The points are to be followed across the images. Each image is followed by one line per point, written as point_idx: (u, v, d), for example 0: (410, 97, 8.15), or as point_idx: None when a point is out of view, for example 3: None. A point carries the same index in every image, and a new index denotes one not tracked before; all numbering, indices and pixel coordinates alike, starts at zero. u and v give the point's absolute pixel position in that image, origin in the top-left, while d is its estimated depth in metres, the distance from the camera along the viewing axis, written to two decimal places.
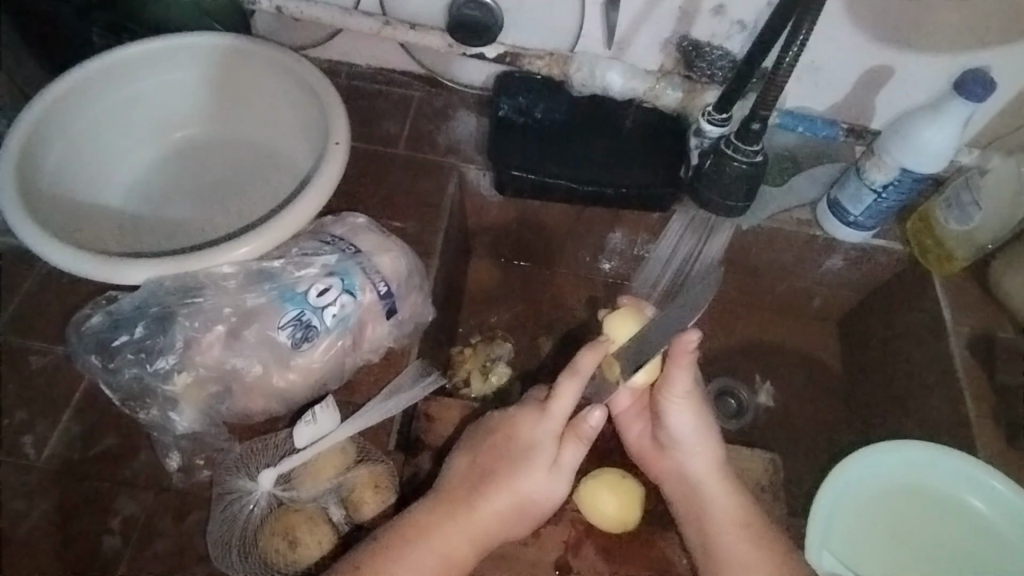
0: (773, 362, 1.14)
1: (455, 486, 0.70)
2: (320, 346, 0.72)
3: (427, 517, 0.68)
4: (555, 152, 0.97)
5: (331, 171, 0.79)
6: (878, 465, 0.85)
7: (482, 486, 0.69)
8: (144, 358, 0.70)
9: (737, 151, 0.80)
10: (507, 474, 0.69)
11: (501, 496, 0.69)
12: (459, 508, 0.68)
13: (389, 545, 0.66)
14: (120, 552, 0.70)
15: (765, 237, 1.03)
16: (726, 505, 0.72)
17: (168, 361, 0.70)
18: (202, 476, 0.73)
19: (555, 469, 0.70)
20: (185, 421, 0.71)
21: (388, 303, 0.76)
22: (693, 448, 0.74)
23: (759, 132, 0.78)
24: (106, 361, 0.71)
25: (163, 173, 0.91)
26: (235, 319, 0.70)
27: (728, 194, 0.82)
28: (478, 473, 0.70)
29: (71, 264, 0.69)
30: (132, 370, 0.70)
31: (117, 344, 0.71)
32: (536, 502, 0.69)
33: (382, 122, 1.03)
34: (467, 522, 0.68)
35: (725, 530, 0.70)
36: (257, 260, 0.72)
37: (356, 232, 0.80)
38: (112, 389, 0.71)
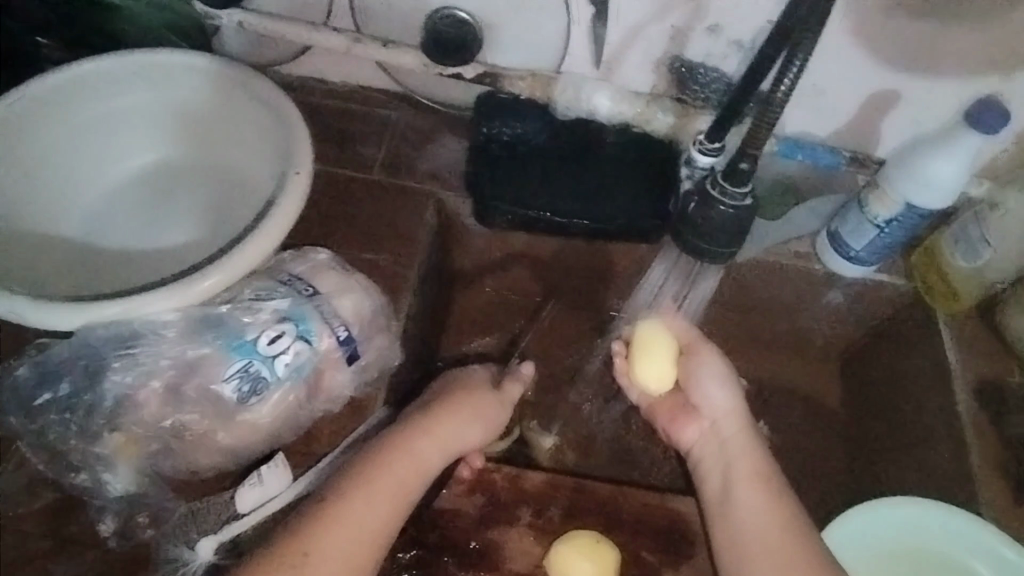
0: (772, 396, 1.08)
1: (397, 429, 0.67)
2: (271, 400, 0.66)
3: (376, 458, 0.63)
4: (538, 178, 0.91)
5: (291, 203, 0.73)
6: (871, 523, 0.78)
7: (422, 428, 0.67)
8: (74, 419, 0.65)
9: (724, 194, 0.73)
10: (445, 415, 0.69)
11: (442, 439, 0.67)
12: (401, 449, 0.65)
13: (342, 488, 0.61)
14: None
15: (762, 270, 0.98)
16: (749, 467, 0.69)
17: (96, 420, 0.65)
18: (144, 535, 0.67)
19: (481, 417, 0.71)
20: (120, 483, 0.65)
21: (348, 349, 0.71)
22: (717, 399, 0.74)
23: (749, 172, 0.72)
24: (29, 422, 0.66)
25: (119, 201, 0.86)
26: (175, 371, 0.65)
27: (715, 238, 0.76)
28: (420, 416, 0.68)
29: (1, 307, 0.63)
30: (60, 430, 0.65)
31: (40, 402, 0.66)
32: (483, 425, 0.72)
33: (357, 144, 0.97)
34: (413, 464, 0.64)
35: (743, 479, 0.68)
36: (201, 305, 0.66)
37: (316, 270, 0.74)
38: (42, 448, 0.66)
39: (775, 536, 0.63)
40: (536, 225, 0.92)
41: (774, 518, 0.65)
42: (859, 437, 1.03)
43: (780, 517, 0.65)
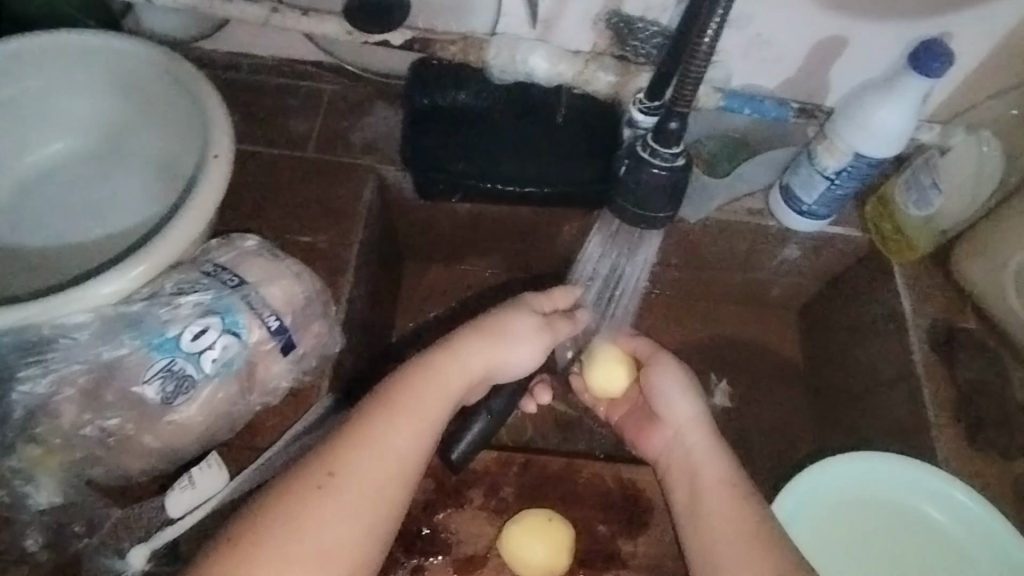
0: (729, 356, 1.06)
1: (440, 342, 0.63)
2: (199, 398, 0.63)
3: (418, 371, 0.60)
4: (478, 144, 0.87)
5: (211, 189, 0.69)
6: (825, 482, 0.78)
7: (465, 342, 0.62)
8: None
9: (654, 154, 0.70)
10: (488, 327, 0.64)
11: (488, 352, 0.63)
12: (442, 363, 0.61)
13: (384, 399, 0.58)
14: None
15: (718, 229, 0.95)
16: (715, 483, 0.64)
17: (9, 431, 0.61)
18: (76, 547, 0.63)
19: (522, 349, 0.65)
20: (44, 495, 0.63)
21: (282, 339, 0.68)
22: (683, 410, 0.69)
23: (677, 131, 0.69)
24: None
25: (34, 196, 0.81)
26: (91, 376, 0.62)
27: (646, 203, 0.72)
28: (445, 348, 0.62)
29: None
30: None
31: None
32: (508, 366, 0.65)
33: (288, 121, 0.92)
34: (452, 379, 0.60)
35: (711, 492, 0.63)
36: (116, 304, 0.63)
37: (243, 258, 0.70)
38: None
39: (746, 528, 0.60)
40: (479, 194, 0.89)
41: (747, 534, 0.59)
42: (822, 392, 1.02)
43: (750, 531, 0.59)
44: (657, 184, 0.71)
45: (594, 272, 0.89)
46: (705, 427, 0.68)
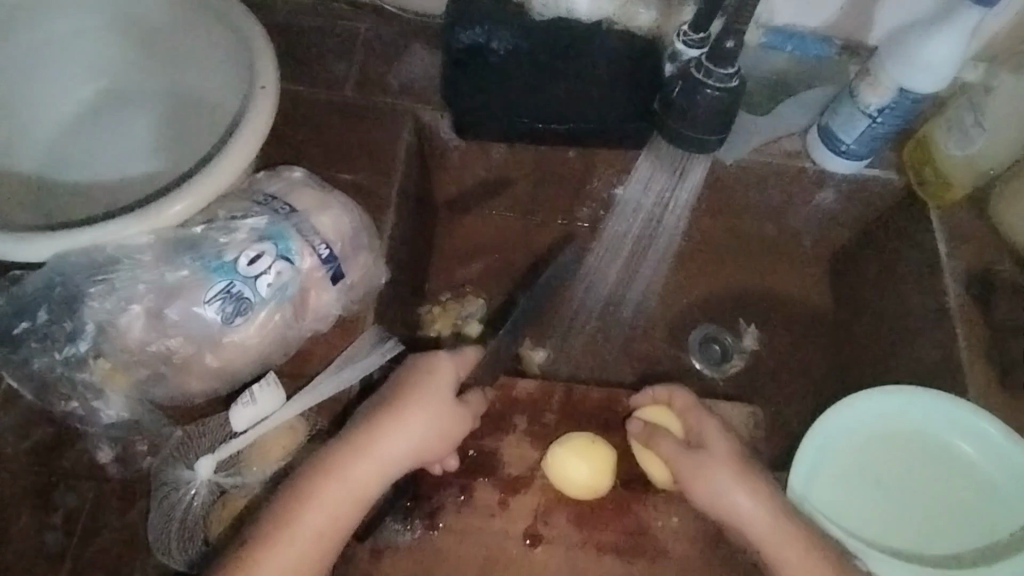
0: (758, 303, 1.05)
1: (352, 431, 0.60)
2: (257, 320, 0.65)
3: (330, 467, 0.59)
4: (518, 82, 0.88)
5: (257, 118, 0.70)
6: (848, 424, 0.78)
7: (373, 432, 0.60)
8: (53, 346, 0.64)
9: (709, 75, 0.71)
10: (399, 409, 0.61)
11: (405, 443, 0.61)
12: (355, 455, 0.59)
13: (275, 507, 0.58)
14: (64, 547, 0.63)
15: (750, 172, 0.93)
16: (794, 544, 0.59)
17: (81, 346, 0.64)
18: (143, 463, 0.66)
19: (426, 434, 0.62)
20: (112, 410, 0.65)
21: (332, 267, 0.69)
22: (743, 504, 0.61)
23: (734, 50, 0.69)
24: (9, 352, 0.64)
25: (85, 134, 0.84)
26: (154, 295, 0.63)
27: (700, 126, 0.73)
28: (345, 446, 0.59)
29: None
30: (42, 360, 0.64)
31: (20, 331, 0.64)
32: (415, 454, 0.62)
33: (324, 60, 0.92)
34: (367, 474, 0.59)
35: (793, 556, 0.59)
36: (175, 227, 0.65)
37: (292, 188, 0.72)
38: (23, 381, 0.65)
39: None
40: (520, 132, 0.91)
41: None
42: (845, 339, 1.04)
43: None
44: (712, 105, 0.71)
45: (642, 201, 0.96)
46: (775, 516, 0.61)
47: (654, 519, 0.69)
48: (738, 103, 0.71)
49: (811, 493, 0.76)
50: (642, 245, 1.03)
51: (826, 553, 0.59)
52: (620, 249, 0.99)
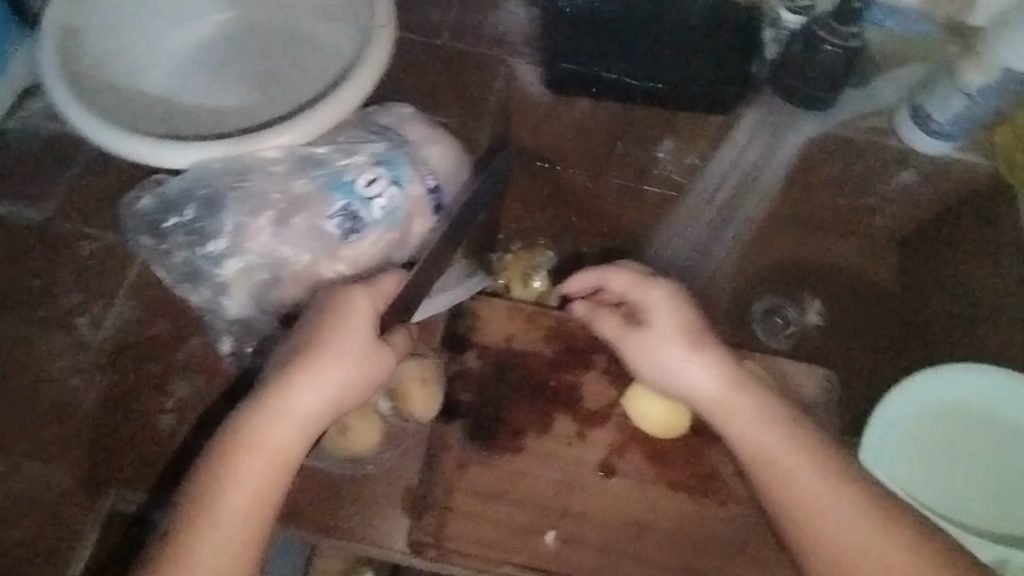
0: (855, 280, 0.91)
1: (263, 392, 0.58)
2: (369, 238, 0.70)
3: (250, 423, 0.57)
4: (614, 40, 0.90)
5: (375, 53, 0.75)
6: (944, 382, 0.77)
7: (278, 387, 0.58)
8: (195, 241, 0.70)
9: (833, 33, 0.86)
10: (328, 343, 0.60)
11: (342, 375, 0.59)
12: (285, 390, 0.58)
13: (200, 478, 0.56)
14: (177, 430, 0.72)
15: (837, 146, 0.94)
16: (770, 426, 0.61)
17: (219, 245, 0.69)
18: (253, 362, 0.72)
19: (326, 387, 0.59)
20: (237, 305, 0.71)
21: (437, 198, 0.73)
22: (705, 380, 0.64)
23: (859, 10, 0.86)
24: (158, 243, 0.72)
25: (204, 59, 0.86)
26: (284, 205, 0.69)
27: (814, 83, 0.90)
28: (258, 407, 0.58)
29: (136, 152, 0.69)
30: (184, 254, 0.71)
31: (169, 225, 0.72)
32: (329, 408, 0.59)
33: (426, 11, 0.96)
34: (300, 406, 0.58)
35: (769, 436, 0.61)
36: (303, 145, 0.70)
37: (403, 122, 0.77)
38: (168, 268, 0.72)
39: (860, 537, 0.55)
40: (610, 89, 0.92)
41: (811, 467, 0.58)
42: None
43: (819, 478, 0.58)
44: (831, 61, 0.87)
45: (738, 159, 0.93)
46: (773, 407, 0.62)
47: (725, 466, 0.71)
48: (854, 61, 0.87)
49: (886, 441, 0.75)
50: (733, 204, 0.92)
51: (812, 447, 0.59)
52: (710, 209, 0.92)
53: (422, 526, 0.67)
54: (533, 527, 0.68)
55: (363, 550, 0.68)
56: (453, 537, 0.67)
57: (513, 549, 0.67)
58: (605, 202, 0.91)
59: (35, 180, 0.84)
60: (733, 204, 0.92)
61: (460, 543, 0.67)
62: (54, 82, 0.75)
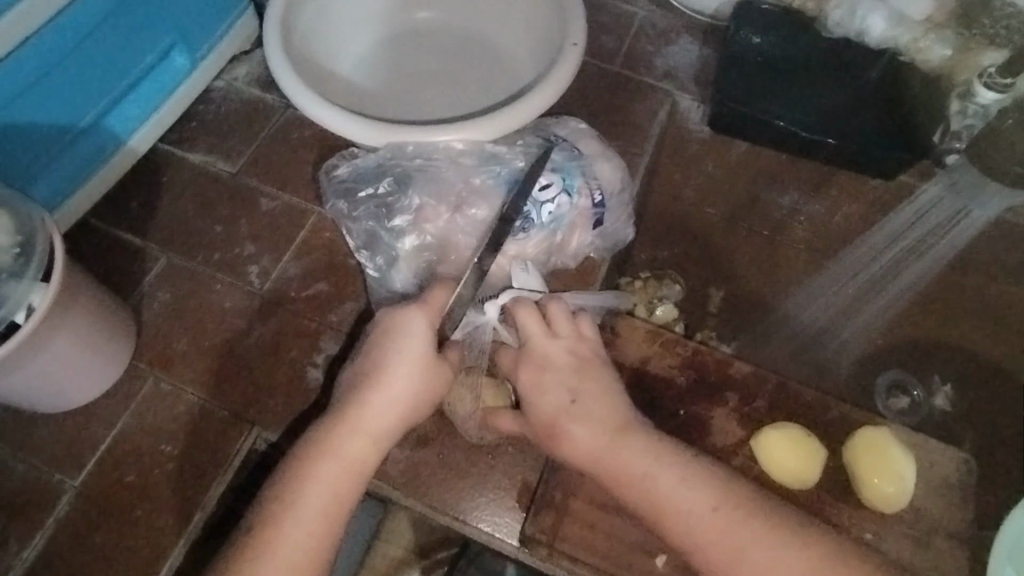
0: (986, 372, 0.88)
1: (338, 406, 0.61)
2: (533, 239, 0.73)
3: (323, 434, 0.59)
4: (787, 91, 0.91)
5: (565, 69, 0.79)
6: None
7: (352, 400, 0.60)
8: (382, 215, 0.75)
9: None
10: (382, 364, 0.62)
11: (401, 391, 0.61)
12: (351, 409, 0.60)
13: (274, 486, 0.57)
14: (321, 385, 0.77)
15: (999, 232, 0.91)
16: (677, 471, 0.59)
17: (404, 220, 0.74)
18: None
19: (397, 399, 0.61)
20: (402, 279, 0.74)
21: (598, 213, 0.76)
22: (576, 435, 0.62)
23: None
24: (348, 209, 0.77)
25: (392, 51, 0.94)
26: (463, 193, 0.74)
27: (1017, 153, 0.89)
28: (331, 420, 0.60)
29: (339, 126, 0.74)
30: (370, 223, 0.75)
31: (362, 195, 0.76)
32: (398, 421, 0.61)
33: (601, 37, 1.01)
34: (362, 423, 0.60)
35: (674, 485, 0.58)
36: (489, 142, 0.74)
37: (578, 137, 0.80)
38: (352, 234, 0.77)
39: None
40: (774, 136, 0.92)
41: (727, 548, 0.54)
42: None
43: (780, 541, 0.54)
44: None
45: (903, 230, 0.90)
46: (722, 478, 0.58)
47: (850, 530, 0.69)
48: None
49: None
50: (876, 281, 0.90)
51: (781, 525, 0.55)
52: (856, 271, 0.90)
53: (538, 520, 0.69)
54: (646, 547, 0.68)
55: (445, 522, 0.72)
56: (566, 540, 0.68)
57: (624, 563, 0.67)
58: (743, 244, 0.93)
59: (231, 136, 0.92)
60: (881, 277, 0.91)
61: (572, 546, 0.68)
62: (274, 44, 0.80)
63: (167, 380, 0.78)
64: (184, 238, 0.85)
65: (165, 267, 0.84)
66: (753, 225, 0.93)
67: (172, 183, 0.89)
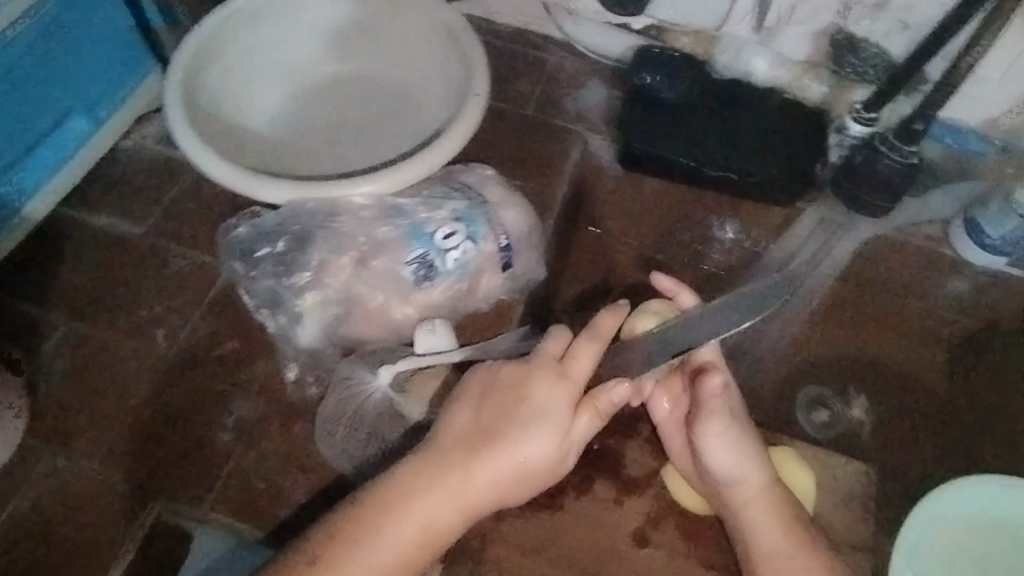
0: (892, 383, 0.94)
1: (472, 436, 0.64)
2: (440, 286, 0.75)
3: (460, 461, 0.64)
4: (688, 130, 0.93)
5: (467, 121, 0.80)
6: (985, 497, 0.77)
7: (492, 436, 0.64)
8: (281, 271, 0.75)
9: (893, 149, 0.84)
10: (512, 437, 0.63)
11: (533, 444, 0.63)
12: (456, 466, 0.64)
13: (381, 494, 0.63)
14: (232, 448, 0.75)
15: (887, 249, 0.97)
16: (769, 514, 0.68)
17: (303, 276, 0.74)
18: (310, 392, 0.76)
19: (536, 447, 0.63)
20: (308, 336, 0.75)
21: (506, 257, 0.78)
22: (720, 462, 0.69)
23: (922, 132, 0.83)
24: (247, 268, 0.78)
25: (306, 104, 0.91)
26: (367, 247, 0.74)
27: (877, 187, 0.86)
28: (464, 448, 0.64)
29: (242, 186, 0.74)
30: (267, 282, 0.76)
31: (258, 255, 0.77)
32: (536, 470, 0.64)
33: (515, 81, 0.99)
34: (463, 483, 0.63)
35: (762, 527, 0.68)
36: (392, 195, 0.75)
37: (485, 183, 0.81)
38: (249, 294, 0.78)
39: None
40: (676, 171, 0.95)
41: None
42: (978, 433, 0.92)
43: None
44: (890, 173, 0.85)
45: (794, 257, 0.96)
46: (790, 522, 0.68)
47: None
48: (911, 177, 0.84)
49: (926, 539, 0.75)
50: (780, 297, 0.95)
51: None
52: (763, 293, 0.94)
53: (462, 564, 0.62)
54: None
55: None
56: None
57: None
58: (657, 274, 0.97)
59: (138, 196, 0.89)
60: (782, 297, 0.95)
61: None
62: (174, 100, 0.79)
63: (69, 455, 0.76)
64: (86, 304, 0.83)
65: (67, 336, 0.81)
66: (669, 255, 0.97)
67: (73, 249, 0.86)
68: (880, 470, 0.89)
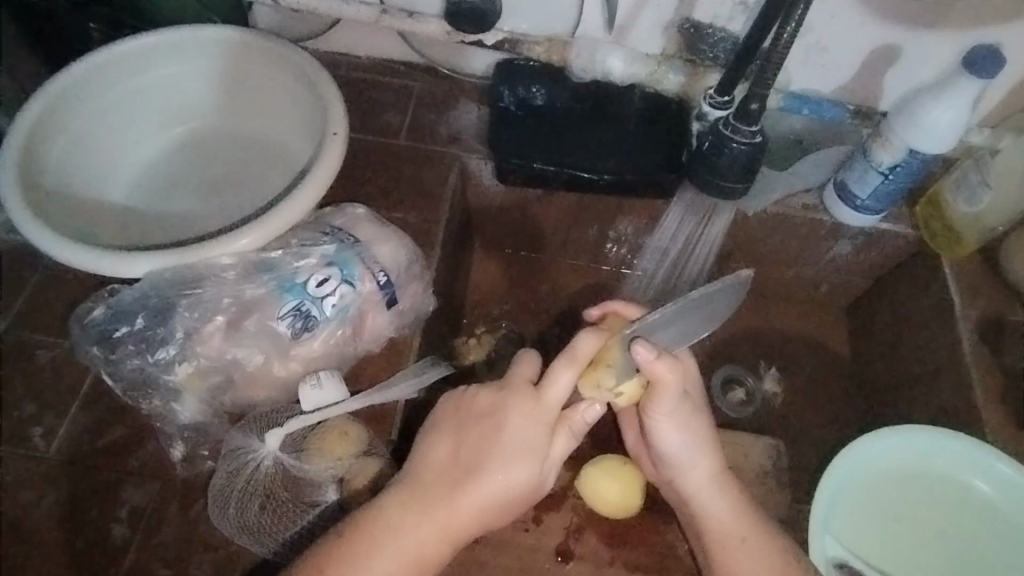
0: (789, 353, 1.08)
1: (453, 464, 0.64)
2: (320, 336, 0.74)
3: (442, 489, 0.63)
4: (555, 142, 0.93)
5: (329, 163, 0.75)
6: (887, 450, 0.78)
7: (475, 464, 0.63)
8: (145, 350, 0.73)
9: (735, 131, 0.81)
10: (492, 466, 0.63)
11: (511, 471, 0.63)
12: (438, 500, 0.63)
13: (364, 528, 0.62)
14: (129, 540, 0.71)
15: (771, 222, 0.97)
16: (725, 503, 0.68)
17: (169, 351, 0.73)
18: (204, 466, 0.74)
19: (517, 473, 0.63)
20: (188, 411, 0.74)
21: (388, 293, 0.76)
22: (679, 448, 0.69)
23: (757, 112, 0.80)
24: (108, 352, 0.74)
25: (168, 169, 0.87)
26: (235, 309, 0.73)
27: (726, 173, 0.84)
28: (449, 476, 0.64)
29: (87, 264, 0.69)
30: (135, 361, 0.73)
31: (119, 335, 0.74)
32: (518, 495, 0.64)
33: (383, 112, 0.98)
34: (448, 517, 0.62)
35: (716, 504, 0.68)
36: (255, 250, 0.73)
37: (355, 222, 0.79)
38: (115, 379, 0.74)
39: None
40: (554, 181, 0.94)
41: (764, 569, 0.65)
42: (871, 384, 1.03)
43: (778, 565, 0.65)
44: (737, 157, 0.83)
45: (675, 239, 0.99)
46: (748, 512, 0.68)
47: (679, 542, 0.75)
48: (759, 158, 0.82)
49: (845, 503, 0.77)
50: (667, 289, 1.00)
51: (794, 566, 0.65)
52: (649, 286, 1.04)
53: None
54: None
55: None
56: None
57: None
58: (554, 284, 1.10)
59: None
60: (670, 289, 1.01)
61: None
62: (10, 185, 0.72)
63: None
64: None
65: None
66: (574, 265, 1.11)
67: None
68: (788, 433, 1.02)
